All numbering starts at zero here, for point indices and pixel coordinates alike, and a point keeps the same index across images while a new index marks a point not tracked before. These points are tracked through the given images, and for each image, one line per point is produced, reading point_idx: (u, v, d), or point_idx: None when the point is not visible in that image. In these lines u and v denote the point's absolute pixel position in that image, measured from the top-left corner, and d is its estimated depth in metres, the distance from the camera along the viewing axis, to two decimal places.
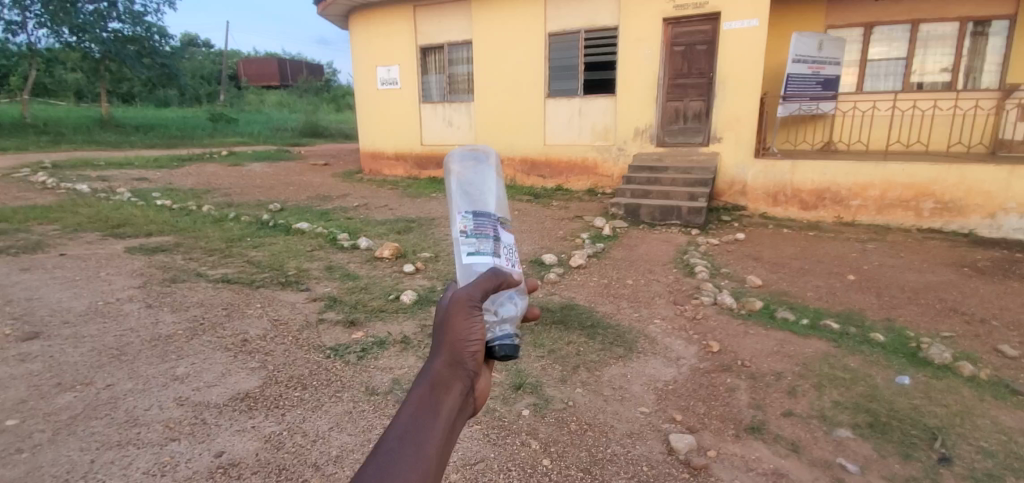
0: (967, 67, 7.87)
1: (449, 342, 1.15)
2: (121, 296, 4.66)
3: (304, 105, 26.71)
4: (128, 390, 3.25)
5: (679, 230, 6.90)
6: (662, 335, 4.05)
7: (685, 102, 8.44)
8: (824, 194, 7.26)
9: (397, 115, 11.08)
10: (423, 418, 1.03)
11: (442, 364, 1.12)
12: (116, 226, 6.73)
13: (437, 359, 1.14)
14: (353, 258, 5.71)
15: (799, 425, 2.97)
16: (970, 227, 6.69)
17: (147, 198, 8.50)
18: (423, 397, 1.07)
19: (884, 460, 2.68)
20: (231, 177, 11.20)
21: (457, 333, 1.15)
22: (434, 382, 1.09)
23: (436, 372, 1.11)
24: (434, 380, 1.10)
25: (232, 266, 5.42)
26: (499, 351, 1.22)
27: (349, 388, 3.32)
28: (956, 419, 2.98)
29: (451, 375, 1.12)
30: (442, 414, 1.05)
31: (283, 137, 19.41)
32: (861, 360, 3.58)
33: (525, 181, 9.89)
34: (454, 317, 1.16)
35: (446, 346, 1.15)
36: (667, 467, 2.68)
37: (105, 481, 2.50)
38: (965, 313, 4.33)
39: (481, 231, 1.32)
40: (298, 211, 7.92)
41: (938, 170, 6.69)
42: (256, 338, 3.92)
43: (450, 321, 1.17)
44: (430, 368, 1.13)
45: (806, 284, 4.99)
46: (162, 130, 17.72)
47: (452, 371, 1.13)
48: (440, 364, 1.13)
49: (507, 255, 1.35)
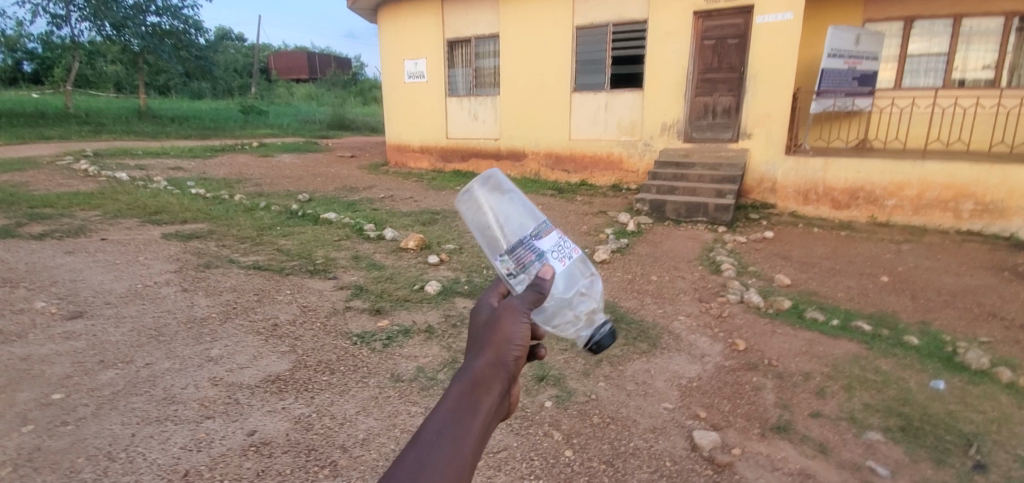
0: (1012, 64, 7.52)
1: (493, 342, 1.07)
2: (159, 279, 4.84)
3: (332, 98, 27.13)
4: (165, 369, 3.38)
5: (705, 228, 6.80)
6: (687, 331, 4.01)
7: (714, 97, 8.28)
8: (857, 194, 7.07)
9: (423, 108, 11.16)
10: (462, 413, 0.95)
11: (484, 361, 1.04)
12: (154, 213, 6.98)
13: (479, 356, 1.05)
14: (379, 249, 5.80)
15: (828, 426, 2.92)
16: (1013, 230, 6.41)
17: (182, 186, 8.77)
18: (464, 393, 0.98)
19: (916, 465, 2.62)
20: (261, 167, 11.46)
21: (502, 334, 1.08)
22: (473, 379, 1.00)
23: (476, 370, 1.02)
24: (474, 378, 1.01)
25: (262, 253, 5.57)
26: (597, 347, 1.39)
27: (375, 374, 3.39)
28: (993, 426, 2.89)
29: (492, 375, 1.03)
30: (481, 415, 0.96)
31: (311, 129, 19.76)
32: (893, 363, 3.49)
33: (549, 175, 9.88)
34: (501, 318, 1.10)
35: (489, 346, 1.06)
36: (690, 463, 2.68)
37: (145, 454, 2.62)
38: (1005, 318, 4.17)
39: (522, 262, 1.25)
40: (326, 201, 8.07)
41: (980, 170, 6.44)
42: (286, 323, 4.03)
43: (496, 322, 1.10)
44: (471, 365, 1.04)
45: (837, 284, 4.87)
46: (196, 120, 18.24)
47: (494, 371, 1.03)
48: (483, 362, 1.04)
49: (558, 255, 1.28)
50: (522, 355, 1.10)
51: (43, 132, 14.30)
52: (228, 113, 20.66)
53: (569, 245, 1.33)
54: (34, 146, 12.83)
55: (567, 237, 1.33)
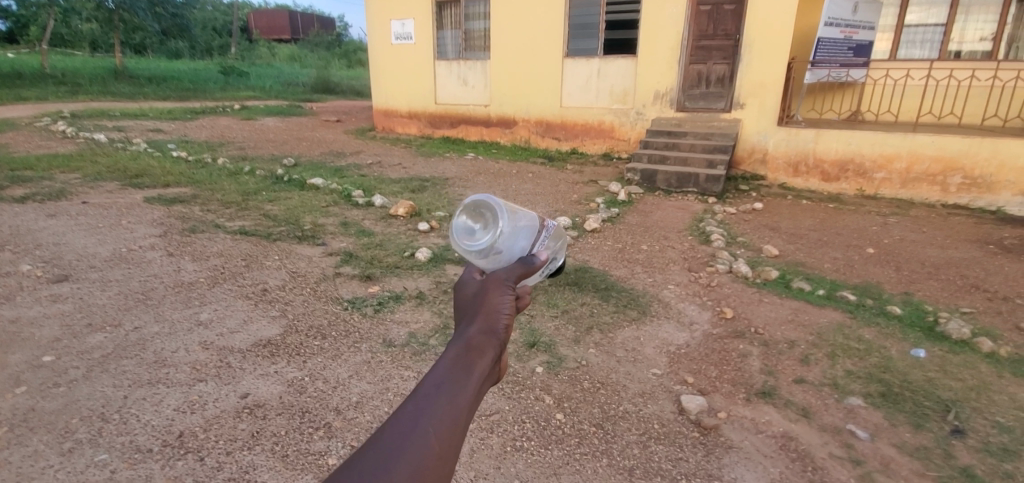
0: (1010, 35, 7.46)
1: (483, 312, 1.03)
2: (143, 244, 4.74)
3: (316, 59, 26.28)
4: (155, 333, 3.35)
5: (695, 198, 6.82)
6: (676, 300, 4.06)
7: (708, 65, 8.15)
8: (847, 166, 7.13)
9: (411, 72, 10.87)
10: (457, 370, 0.91)
11: (476, 327, 1.00)
12: (136, 177, 6.78)
13: (472, 324, 1.01)
14: (368, 216, 5.72)
15: (811, 392, 3.01)
16: (998, 205, 6.51)
17: (164, 149, 8.52)
18: (458, 353, 0.94)
19: (895, 429, 2.73)
20: (245, 131, 11.16)
21: (491, 304, 1.05)
22: (466, 343, 0.96)
23: (469, 335, 0.98)
24: (468, 342, 0.97)
25: (249, 218, 5.46)
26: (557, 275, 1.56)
27: (366, 340, 3.39)
28: (971, 393, 3.00)
29: (485, 339, 0.98)
30: (476, 373, 0.92)
31: (295, 92, 19.17)
32: (876, 332, 3.59)
33: (540, 142, 9.77)
34: (489, 290, 1.07)
35: (480, 315, 1.03)
36: (678, 426, 2.75)
37: (138, 415, 2.62)
38: (987, 290, 4.29)
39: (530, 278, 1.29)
40: (312, 167, 7.91)
41: (970, 143, 6.49)
42: (276, 288, 4.00)
43: (484, 293, 1.08)
44: (463, 332, 0.99)
45: (824, 255, 4.96)
46: (176, 81, 17.58)
47: (488, 337, 0.99)
48: (475, 329, 0.99)
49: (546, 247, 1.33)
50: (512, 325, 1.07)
51: (17, 92, 13.73)
52: (208, 73, 19.90)
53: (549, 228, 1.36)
54: (8, 106, 12.33)
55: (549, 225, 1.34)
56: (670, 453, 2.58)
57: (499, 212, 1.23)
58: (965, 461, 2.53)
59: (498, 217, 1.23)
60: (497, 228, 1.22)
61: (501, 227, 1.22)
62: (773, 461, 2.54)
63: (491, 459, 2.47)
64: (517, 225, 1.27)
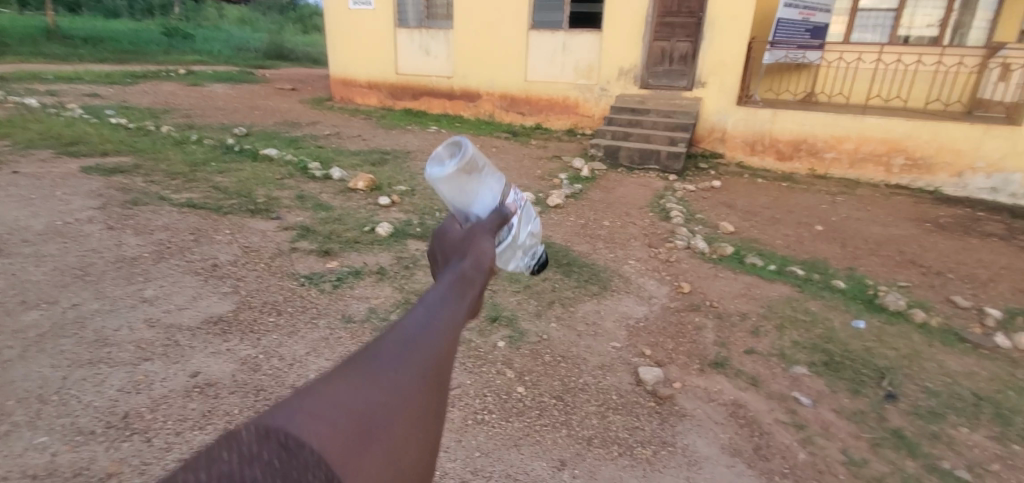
0: (956, 22, 7.79)
1: (474, 242, 0.88)
2: (81, 216, 4.43)
3: (267, 23, 24.92)
4: (95, 310, 3.16)
5: (656, 175, 6.93)
6: (636, 275, 4.14)
7: (672, 42, 8.19)
8: (800, 146, 7.39)
9: (371, 40, 10.43)
10: (462, 291, 0.77)
11: (469, 257, 0.84)
12: (71, 144, 6.30)
13: (463, 255, 0.85)
14: (325, 189, 5.52)
15: (760, 362, 3.15)
16: (936, 185, 6.87)
17: (102, 115, 7.94)
18: (459, 275, 0.80)
19: (835, 395, 2.90)
20: (192, 97, 10.51)
21: (483, 238, 0.90)
22: (469, 265, 0.82)
23: (470, 258, 0.84)
24: (462, 271, 0.81)
25: (197, 190, 5.17)
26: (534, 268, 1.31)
27: (325, 315, 3.31)
28: (904, 361, 3.21)
29: (479, 270, 0.84)
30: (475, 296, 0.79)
31: (246, 58, 18.14)
32: (822, 304, 3.77)
33: (503, 117, 9.64)
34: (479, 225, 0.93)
35: (471, 246, 0.87)
36: (635, 396, 2.83)
37: (79, 396, 2.48)
38: (922, 265, 4.57)
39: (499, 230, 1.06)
40: (265, 137, 7.54)
41: (914, 126, 6.82)
42: (227, 263, 3.83)
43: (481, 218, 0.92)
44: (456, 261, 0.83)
45: (776, 232, 5.16)
46: (114, 41, 16.31)
47: (481, 269, 0.84)
48: (469, 259, 0.83)
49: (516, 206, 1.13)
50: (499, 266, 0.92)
51: None
52: (149, 32, 18.53)
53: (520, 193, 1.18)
54: None
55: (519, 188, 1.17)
56: (627, 422, 2.65)
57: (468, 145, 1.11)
58: (896, 423, 2.72)
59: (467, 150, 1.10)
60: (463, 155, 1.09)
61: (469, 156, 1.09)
62: (723, 427, 2.67)
63: (452, 433, 2.49)
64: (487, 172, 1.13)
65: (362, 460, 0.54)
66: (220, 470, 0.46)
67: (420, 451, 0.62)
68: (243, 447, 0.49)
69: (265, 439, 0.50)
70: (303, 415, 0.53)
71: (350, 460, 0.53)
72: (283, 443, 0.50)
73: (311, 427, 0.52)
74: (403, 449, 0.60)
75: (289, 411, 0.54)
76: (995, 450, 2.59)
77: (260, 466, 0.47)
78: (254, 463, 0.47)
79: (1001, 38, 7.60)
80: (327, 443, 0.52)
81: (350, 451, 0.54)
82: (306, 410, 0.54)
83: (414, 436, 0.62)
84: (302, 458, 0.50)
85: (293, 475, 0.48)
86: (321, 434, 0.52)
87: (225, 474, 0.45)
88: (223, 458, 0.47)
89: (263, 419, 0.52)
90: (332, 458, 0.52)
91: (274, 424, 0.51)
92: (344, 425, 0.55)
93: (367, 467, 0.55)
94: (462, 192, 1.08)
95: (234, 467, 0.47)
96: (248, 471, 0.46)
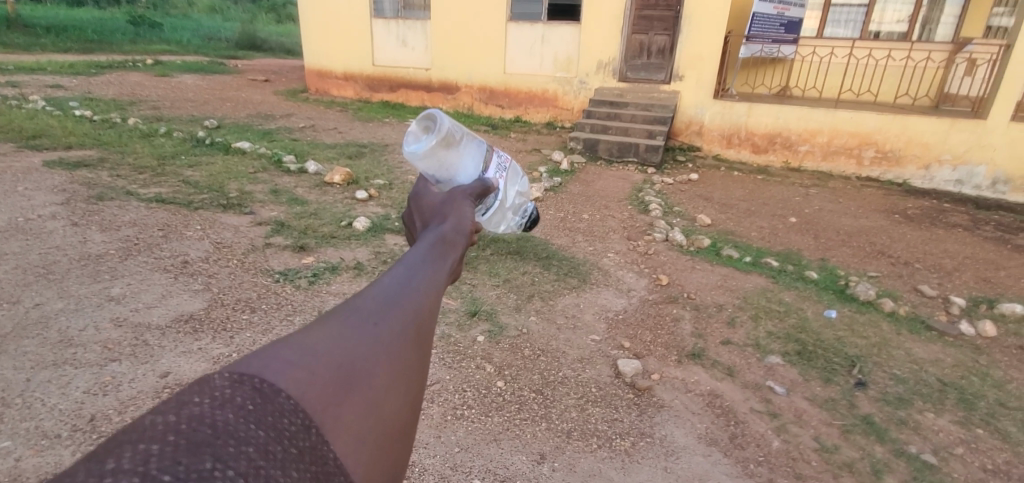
0: (924, 18, 8.00)
1: (452, 211, 0.95)
2: (43, 212, 4.25)
3: (239, 12, 24.26)
4: (59, 309, 3.05)
5: (635, 168, 6.97)
6: (615, 267, 4.17)
7: (650, 35, 8.25)
8: (775, 139, 7.52)
9: (347, 30, 10.23)
10: (435, 257, 0.82)
11: (448, 224, 0.91)
12: (32, 137, 6.05)
13: (443, 222, 0.91)
14: (300, 183, 5.40)
15: (735, 352, 3.20)
16: (905, 178, 7.06)
17: (65, 107, 7.63)
18: (438, 241, 0.86)
19: (808, 384, 2.97)
20: (160, 88, 10.17)
21: (460, 206, 0.97)
22: (439, 232, 0.89)
23: (440, 227, 0.90)
24: (441, 236, 0.88)
25: (166, 185, 5.01)
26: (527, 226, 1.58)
27: (300, 312, 3.25)
28: (874, 349, 3.30)
29: (457, 235, 0.91)
30: (451, 263, 0.85)
31: (218, 48, 17.62)
32: (795, 295, 3.85)
33: (482, 110, 9.57)
34: (455, 194, 1.00)
35: (450, 214, 0.94)
36: (614, 388, 2.85)
37: (43, 399, 2.39)
38: (891, 256, 4.70)
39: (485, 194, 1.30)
40: (238, 130, 7.34)
41: (883, 120, 6.98)
42: (198, 260, 3.72)
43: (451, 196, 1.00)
44: (435, 228, 0.90)
45: (752, 224, 5.24)
46: (77, 29, 15.67)
47: (459, 234, 0.91)
48: (448, 225, 0.90)
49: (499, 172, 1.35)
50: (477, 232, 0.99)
51: None
52: (115, 21, 17.86)
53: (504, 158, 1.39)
54: None
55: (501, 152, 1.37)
56: (606, 414, 2.67)
57: (442, 121, 1.29)
58: (866, 410, 2.80)
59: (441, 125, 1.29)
60: (438, 131, 1.28)
61: (444, 132, 1.28)
62: (700, 417, 2.70)
63: (431, 429, 2.47)
64: (465, 141, 1.32)
65: (341, 407, 0.58)
66: (191, 413, 0.48)
67: (404, 404, 0.66)
68: (216, 392, 0.52)
69: (239, 385, 0.53)
70: (280, 366, 0.57)
71: (329, 406, 0.57)
72: (257, 388, 0.53)
73: (285, 377, 0.56)
74: (383, 401, 0.63)
75: (264, 365, 0.58)
76: (959, 434, 2.69)
77: (233, 409, 0.50)
78: (227, 406, 0.50)
79: (967, 34, 7.82)
80: (308, 390, 0.56)
81: (327, 397, 0.57)
82: (287, 361, 0.58)
83: (397, 389, 0.65)
84: (278, 404, 0.53)
85: (268, 419, 0.51)
86: (298, 384, 0.56)
87: (195, 416, 0.48)
88: (194, 401, 0.50)
89: (239, 370, 0.56)
90: (309, 402, 0.55)
91: (248, 374, 0.55)
92: (321, 375, 0.59)
93: (347, 413, 0.58)
94: (445, 164, 1.29)
95: (205, 411, 0.49)
96: (220, 412, 0.49)
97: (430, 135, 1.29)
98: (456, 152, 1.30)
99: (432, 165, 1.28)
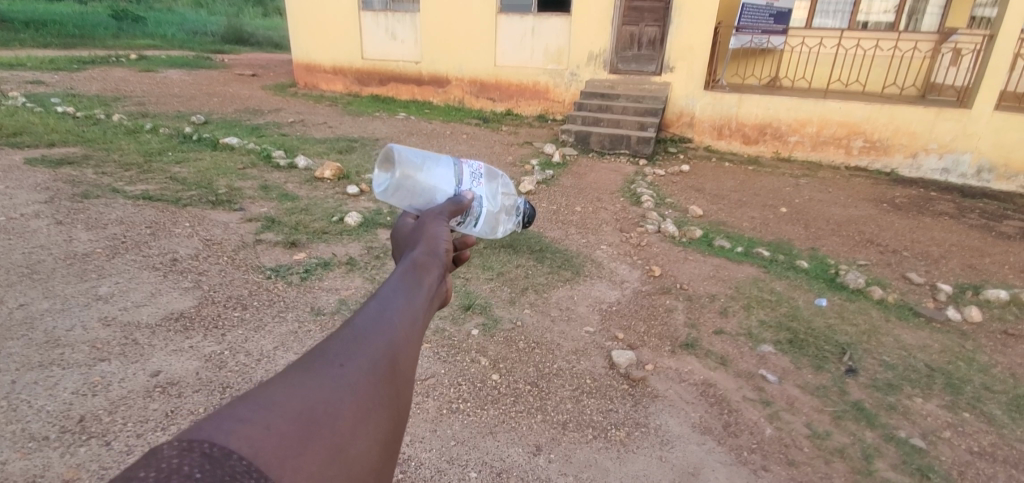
0: (911, 9, 8.08)
1: (424, 239, 1.07)
2: (26, 211, 4.18)
3: (224, 7, 23.91)
4: (45, 309, 3.00)
5: (627, 160, 6.99)
6: (609, 259, 4.17)
7: (640, 27, 8.24)
8: (766, 129, 7.57)
9: (335, 23, 10.11)
10: (406, 290, 0.91)
11: (421, 250, 1.02)
12: (12, 134, 5.93)
13: (414, 249, 1.03)
14: (291, 178, 5.35)
15: (728, 341, 3.23)
16: (892, 167, 7.13)
17: (47, 104, 7.48)
18: (414, 264, 0.98)
19: (799, 371, 3.01)
20: (145, 84, 10.01)
21: (430, 233, 1.09)
22: (409, 265, 0.97)
23: (410, 259, 1.00)
24: (414, 262, 0.99)
25: (152, 182, 4.93)
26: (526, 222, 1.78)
27: (293, 308, 3.22)
28: (863, 336, 3.34)
29: (431, 259, 1.02)
30: (424, 294, 0.93)
31: (203, 42, 17.35)
32: (786, 284, 3.89)
33: (474, 103, 9.52)
34: (426, 222, 1.14)
35: (422, 241, 1.06)
36: (609, 380, 2.86)
37: (30, 401, 2.36)
38: (880, 244, 4.76)
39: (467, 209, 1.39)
40: (225, 125, 7.24)
41: (871, 110, 7.04)
42: (187, 257, 3.67)
43: (419, 233, 1.10)
44: (408, 255, 1.01)
45: (743, 215, 5.27)
46: (57, 24, 15.29)
47: (432, 258, 1.02)
48: (419, 252, 1.02)
49: (475, 180, 1.47)
50: (450, 253, 1.11)
51: None
52: (96, 14, 17.46)
53: (476, 165, 1.50)
54: None
55: (472, 163, 1.49)
56: (601, 406, 2.68)
57: (397, 155, 1.41)
58: (856, 396, 2.84)
59: (399, 158, 1.40)
60: (397, 167, 1.39)
61: (402, 167, 1.39)
62: (693, 407, 2.72)
63: (427, 423, 2.47)
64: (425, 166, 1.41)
65: (299, 459, 0.58)
66: None
67: (368, 448, 0.69)
68: (162, 463, 0.48)
69: (187, 453, 0.50)
70: (234, 426, 0.56)
71: (287, 459, 0.57)
72: (207, 453, 0.50)
73: (234, 439, 0.54)
74: (347, 445, 0.65)
75: (214, 429, 0.55)
76: (947, 418, 2.74)
77: (180, 479, 0.46)
78: (173, 477, 0.46)
79: (953, 25, 7.89)
80: (262, 450, 0.55)
81: (286, 452, 0.57)
82: (242, 420, 0.57)
83: (362, 434, 0.68)
84: (228, 467, 0.51)
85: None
86: (251, 442, 0.55)
87: None
88: (139, 476, 0.46)
89: (189, 436, 0.53)
90: (264, 459, 0.55)
91: (198, 439, 0.52)
92: (280, 428, 0.59)
93: (306, 464, 0.59)
94: (415, 191, 1.39)
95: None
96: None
97: (390, 172, 1.41)
98: (418, 181, 1.40)
99: (404, 195, 1.40)
